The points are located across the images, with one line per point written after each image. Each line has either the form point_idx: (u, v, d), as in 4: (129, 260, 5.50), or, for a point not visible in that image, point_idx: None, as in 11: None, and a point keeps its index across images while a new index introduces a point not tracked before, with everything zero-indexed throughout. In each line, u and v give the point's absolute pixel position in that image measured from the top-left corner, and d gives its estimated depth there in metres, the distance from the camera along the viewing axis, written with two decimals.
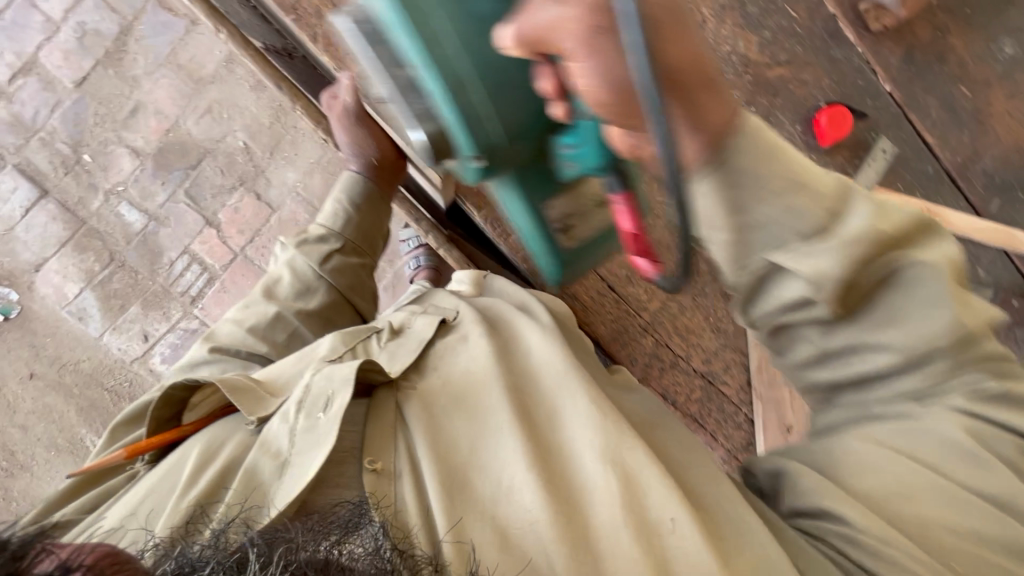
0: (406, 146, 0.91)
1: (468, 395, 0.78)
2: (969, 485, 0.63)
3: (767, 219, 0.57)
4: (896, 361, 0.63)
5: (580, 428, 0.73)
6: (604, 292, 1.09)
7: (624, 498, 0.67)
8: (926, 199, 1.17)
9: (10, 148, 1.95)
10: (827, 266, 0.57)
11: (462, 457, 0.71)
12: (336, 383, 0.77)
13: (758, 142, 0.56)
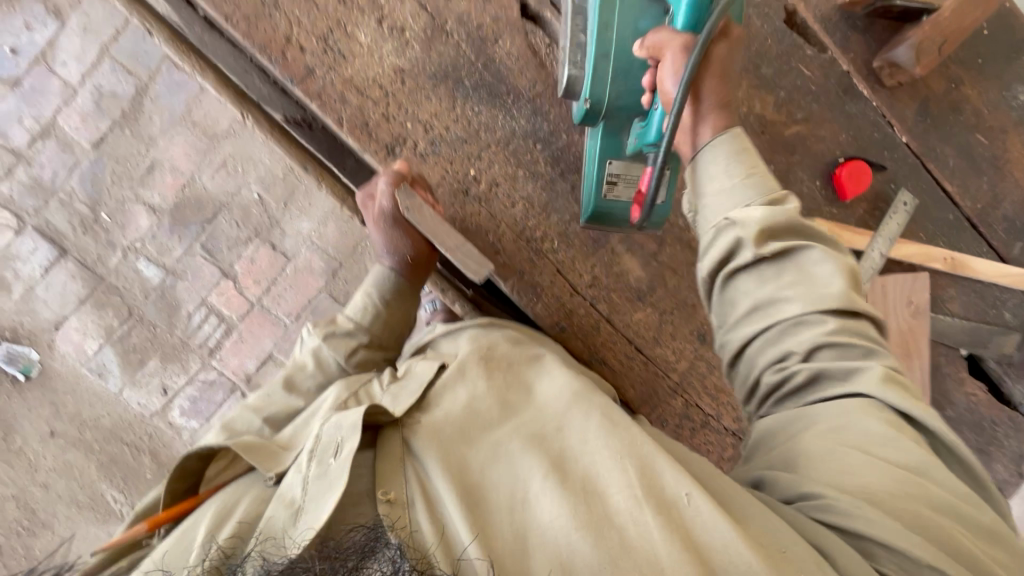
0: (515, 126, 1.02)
1: (473, 416, 0.75)
2: (899, 460, 0.60)
3: (716, 188, 0.73)
4: (809, 318, 0.67)
5: (598, 439, 0.69)
6: (633, 354, 1.09)
7: (657, 500, 0.62)
8: (949, 247, 1.17)
9: (30, 210, 1.97)
10: (755, 215, 0.69)
11: (478, 475, 0.67)
12: (346, 429, 0.72)
13: (737, 145, 0.75)
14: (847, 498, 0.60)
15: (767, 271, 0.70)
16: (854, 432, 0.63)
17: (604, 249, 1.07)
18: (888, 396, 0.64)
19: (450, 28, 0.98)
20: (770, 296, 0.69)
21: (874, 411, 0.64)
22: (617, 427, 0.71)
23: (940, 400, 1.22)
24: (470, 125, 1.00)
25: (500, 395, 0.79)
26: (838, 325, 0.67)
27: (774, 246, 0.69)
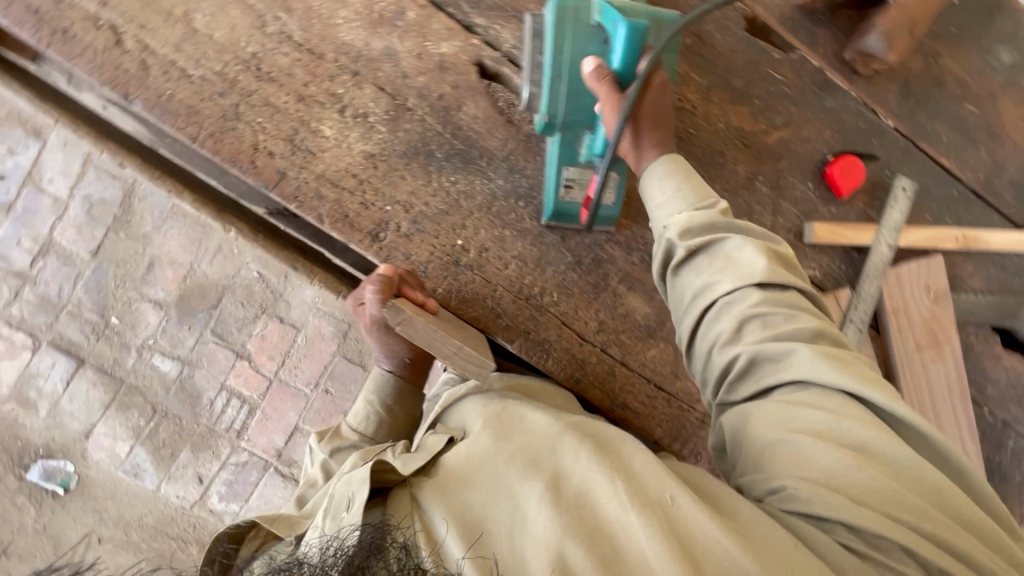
0: (478, 166, 1.00)
1: (470, 458, 0.78)
2: (852, 443, 0.67)
3: (657, 204, 0.85)
4: (746, 303, 0.75)
5: (586, 462, 0.72)
6: (653, 392, 1.07)
7: (646, 512, 0.66)
8: (959, 223, 1.12)
9: (42, 326, 2.01)
10: (683, 217, 0.81)
11: (473, 513, 0.70)
12: (354, 483, 0.81)
13: (674, 166, 0.85)
14: (812, 484, 0.66)
15: (708, 266, 0.79)
16: (809, 406, 0.69)
17: (605, 292, 1.05)
18: (837, 372, 0.69)
19: (412, 105, 0.97)
20: (708, 284, 0.78)
21: (824, 401, 0.69)
22: (609, 453, 0.74)
23: (980, 380, 1.18)
24: (449, 196, 1.00)
25: (495, 433, 0.81)
26: (774, 308, 0.75)
27: (701, 241, 0.79)
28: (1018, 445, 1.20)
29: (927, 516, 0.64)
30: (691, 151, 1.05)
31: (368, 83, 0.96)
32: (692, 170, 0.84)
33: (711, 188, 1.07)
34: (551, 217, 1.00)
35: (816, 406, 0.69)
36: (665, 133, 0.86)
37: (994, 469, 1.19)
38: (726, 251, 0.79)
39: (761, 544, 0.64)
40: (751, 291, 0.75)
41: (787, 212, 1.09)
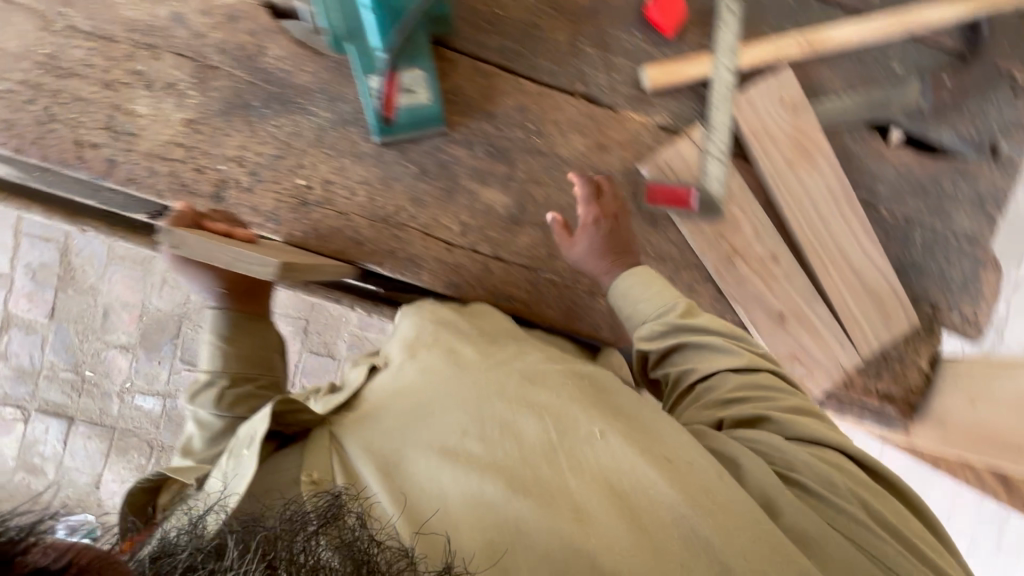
0: (299, 103, 1.01)
1: (403, 393, 0.88)
2: (803, 457, 0.82)
3: (634, 304, 1.00)
4: (727, 385, 0.92)
5: (510, 399, 0.83)
6: (535, 277, 1.07)
7: (568, 443, 0.78)
8: (801, 29, 1.10)
9: (27, 397, 2.10)
10: (689, 387, 0.96)
11: (403, 458, 0.78)
12: (256, 422, 0.84)
13: (643, 280, 1.00)
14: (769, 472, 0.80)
15: (682, 364, 0.98)
16: (780, 425, 0.86)
17: (461, 193, 1.05)
18: (790, 412, 0.87)
19: (216, 62, 0.99)
20: (679, 374, 0.98)
21: (799, 427, 0.85)
22: (531, 390, 0.84)
23: (869, 182, 1.16)
24: (279, 140, 1.01)
25: (422, 363, 0.91)
26: (740, 385, 0.91)
27: (702, 385, 0.95)
28: (926, 238, 1.18)
29: (858, 487, 0.80)
30: (507, 34, 1.06)
31: (166, 52, 0.98)
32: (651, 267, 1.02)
33: (538, 65, 1.07)
34: (381, 132, 1.01)
35: (818, 456, 0.82)
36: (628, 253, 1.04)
37: (908, 268, 1.18)
38: (737, 375, 0.92)
39: (664, 462, 0.77)
40: (724, 372, 0.93)
41: (621, 68, 1.08)
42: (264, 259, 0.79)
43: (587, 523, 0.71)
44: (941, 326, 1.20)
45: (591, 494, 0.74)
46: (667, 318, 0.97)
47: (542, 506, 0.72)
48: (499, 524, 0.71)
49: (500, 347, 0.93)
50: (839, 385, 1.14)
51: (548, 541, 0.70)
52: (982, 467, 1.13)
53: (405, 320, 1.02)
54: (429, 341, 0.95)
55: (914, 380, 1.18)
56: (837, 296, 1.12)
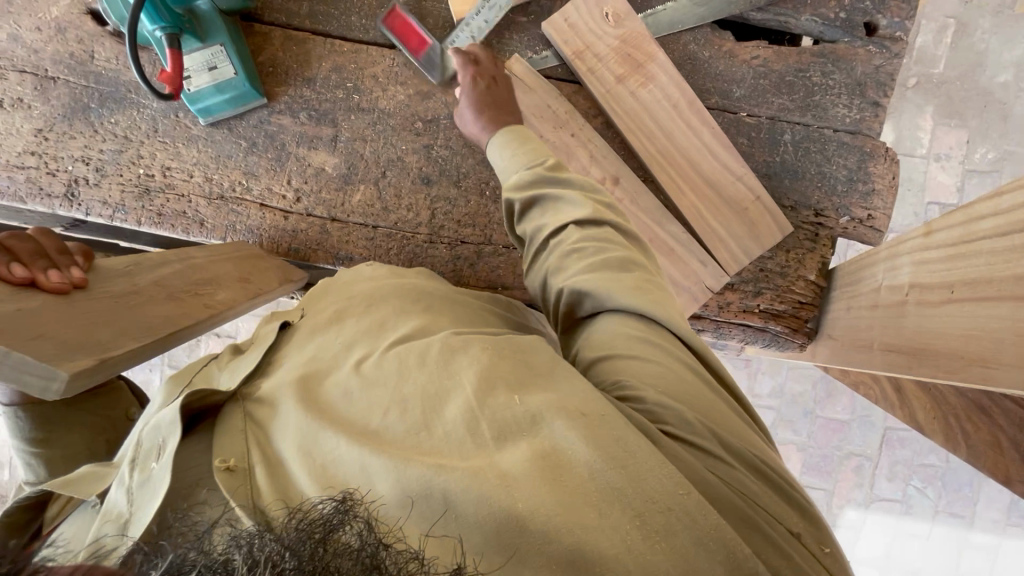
0: (128, 97, 1.08)
1: (326, 370, 0.68)
2: (703, 387, 0.65)
3: (502, 154, 0.91)
4: (589, 254, 0.75)
5: (434, 370, 0.61)
6: (373, 233, 1.08)
7: (501, 414, 0.56)
8: None
9: None
10: (540, 229, 0.81)
11: (326, 436, 0.58)
12: (166, 427, 0.62)
13: (515, 131, 0.93)
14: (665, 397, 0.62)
15: (539, 225, 0.82)
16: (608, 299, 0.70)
17: (290, 161, 1.08)
18: (659, 303, 0.70)
19: (53, 73, 1.08)
20: (536, 231, 0.82)
21: (678, 356, 0.67)
22: (455, 352, 0.64)
23: (720, 87, 1.08)
24: (116, 135, 1.08)
25: (344, 336, 0.73)
26: (584, 239, 0.76)
27: (553, 240, 0.79)
28: (800, 137, 1.08)
29: (723, 406, 0.64)
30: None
31: (10, 71, 1.08)
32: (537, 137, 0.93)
33: (350, 24, 1.08)
34: (201, 114, 1.05)
35: (675, 364, 0.66)
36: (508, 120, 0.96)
37: (780, 172, 1.08)
38: (587, 228, 0.77)
39: (586, 416, 0.55)
40: (571, 228, 0.78)
41: (432, 11, 1.07)
42: (50, 372, 0.49)
43: (512, 485, 0.51)
44: (831, 233, 1.08)
45: (523, 463, 0.52)
46: (535, 172, 0.85)
47: (475, 478, 0.51)
48: (452, 516, 0.51)
49: (427, 317, 0.75)
50: (710, 305, 1.09)
51: (493, 517, 0.49)
52: (884, 380, 1.01)
53: (326, 294, 0.85)
54: (361, 312, 0.77)
55: (803, 294, 1.08)
56: (691, 214, 1.05)
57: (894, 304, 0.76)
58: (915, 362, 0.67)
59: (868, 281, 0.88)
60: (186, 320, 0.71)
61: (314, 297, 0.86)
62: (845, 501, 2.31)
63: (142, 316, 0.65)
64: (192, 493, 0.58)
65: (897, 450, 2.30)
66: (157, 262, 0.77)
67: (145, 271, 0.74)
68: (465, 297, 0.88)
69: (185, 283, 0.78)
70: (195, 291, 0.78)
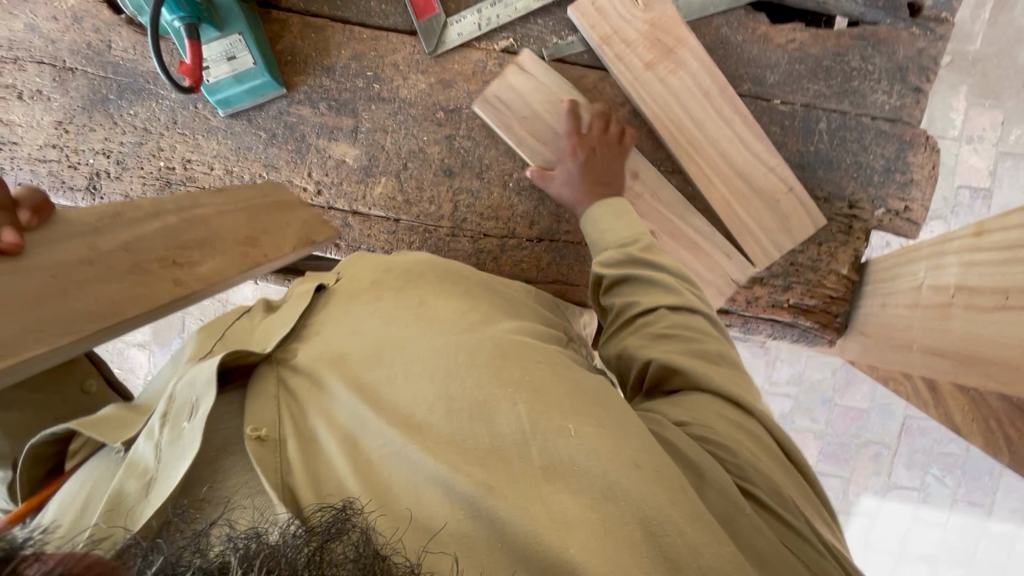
0: (147, 89, 1.06)
1: (368, 345, 0.67)
2: (777, 464, 0.65)
3: (596, 226, 0.92)
4: (681, 336, 0.75)
5: (485, 372, 0.61)
6: (396, 227, 1.07)
7: (550, 432, 0.56)
8: None
9: None
10: (628, 307, 0.82)
11: (371, 426, 0.57)
12: (200, 386, 0.58)
13: (607, 203, 0.93)
14: (745, 462, 0.62)
15: (627, 297, 0.83)
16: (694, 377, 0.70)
17: (309, 152, 1.06)
18: (746, 394, 0.71)
19: (72, 64, 1.07)
20: (623, 307, 0.83)
21: (754, 431, 0.67)
22: (511, 361, 0.63)
23: (753, 72, 1.04)
24: (136, 127, 1.07)
25: (383, 312, 0.72)
26: (674, 325, 0.77)
27: (641, 319, 0.80)
28: (836, 125, 1.03)
29: (784, 479, 0.64)
30: None
31: (29, 63, 1.07)
32: (625, 201, 0.94)
33: (369, 9, 1.05)
34: (221, 106, 1.03)
35: (754, 440, 0.66)
36: (606, 189, 0.96)
37: (813, 162, 1.04)
38: (678, 311, 0.78)
39: (643, 466, 0.55)
40: (663, 311, 0.79)
41: None
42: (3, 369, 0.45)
43: (555, 518, 0.50)
44: (865, 225, 1.04)
45: (573, 498, 0.52)
46: (627, 249, 0.86)
47: (530, 507, 0.51)
48: (483, 527, 0.50)
49: (471, 309, 0.74)
50: (738, 300, 1.07)
51: (529, 542, 0.49)
52: (916, 378, 0.99)
53: (359, 264, 0.86)
54: (397, 290, 0.77)
55: (835, 289, 1.05)
56: (721, 206, 1.01)
57: (939, 305, 0.73)
58: (964, 368, 0.65)
59: (908, 278, 0.85)
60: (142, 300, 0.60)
61: (350, 263, 0.86)
62: (861, 489, 2.31)
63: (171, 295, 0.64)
64: (218, 458, 0.55)
65: (917, 439, 2.28)
66: (156, 214, 0.68)
67: (125, 225, 0.64)
68: (499, 283, 0.88)
69: (171, 246, 0.67)
70: (176, 261, 0.67)
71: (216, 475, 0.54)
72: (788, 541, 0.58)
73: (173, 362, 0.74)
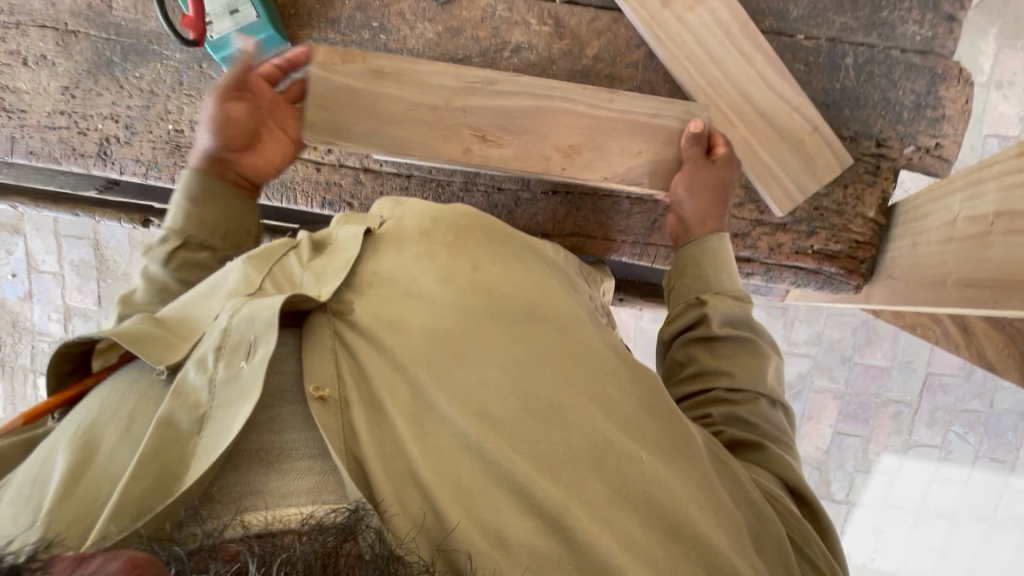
0: (150, 49, 1.05)
1: (432, 318, 0.64)
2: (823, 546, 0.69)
3: (695, 278, 0.91)
4: (767, 415, 0.78)
5: (559, 372, 0.62)
6: (408, 182, 1.06)
7: (623, 450, 0.59)
8: None
9: None
10: (709, 369, 0.82)
11: (443, 412, 0.58)
12: (260, 325, 0.57)
13: (706, 249, 0.92)
14: (807, 539, 0.67)
15: (716, 360, 0.83)
16: (773, 457, 0.74)
17: None
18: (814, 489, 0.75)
19: (73, 27, 1.05)
20: (709, 364, 0.83)
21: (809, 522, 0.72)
22: (582, 364, 0.64)
23: (775, 7, 0.99)
24: (142, 90, 1.06)
25: (441, 273, 0.68)
26: (759, 413, 0.78)
27: (732, 387, 0.80)
28: (863, 60, 0.99)
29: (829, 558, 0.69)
30: None
31: (31, 27, 1.05)
32: (726, 249, 0.93)
33: None
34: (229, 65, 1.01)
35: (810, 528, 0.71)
36: (722, 209, 0.94)
37: (840, 100, 0.99)
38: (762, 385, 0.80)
39: (707, 506, 0.60)
40: (753, 396, 0.79)
41: None
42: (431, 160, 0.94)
43: (614, 533, 0.55)
44: (894, 165, 1.01)
45: (640, 524, 0.56)
46: (742, 309, 0.87)
47: (603, 529, 0.55)
48: (547, 530, 0.54)
49: (532, 282, 0.71)
50: (760, 247, 1.04)
51: (592, 554, 0.53)
52: (947, 320, 0.97)
53: (408, 208, 0.79)
54: (449, 246, 0.72)
55: (860, 233, 1.02)
56: (744, 149, 0.98)
57: (974, 235, 0.71)
58: (1001, 297, 0.63)
59: (940, 213, 0.82)
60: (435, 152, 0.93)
61: (394, 205, 0.80)
62: (882, 448, 2.29)
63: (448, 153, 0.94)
64: (273, 404, 0.57)
65: (939, 396, 2.26)
66: (513, 95, 0.94)
67: (490, 97, 0.94)
68: (540, 244, 0.85)
69: (497, 124, 0.94)
70: (485, 137, 0.94)
71: (273, 424, 0.56)
72: None
73: (211, 277, 0.70)
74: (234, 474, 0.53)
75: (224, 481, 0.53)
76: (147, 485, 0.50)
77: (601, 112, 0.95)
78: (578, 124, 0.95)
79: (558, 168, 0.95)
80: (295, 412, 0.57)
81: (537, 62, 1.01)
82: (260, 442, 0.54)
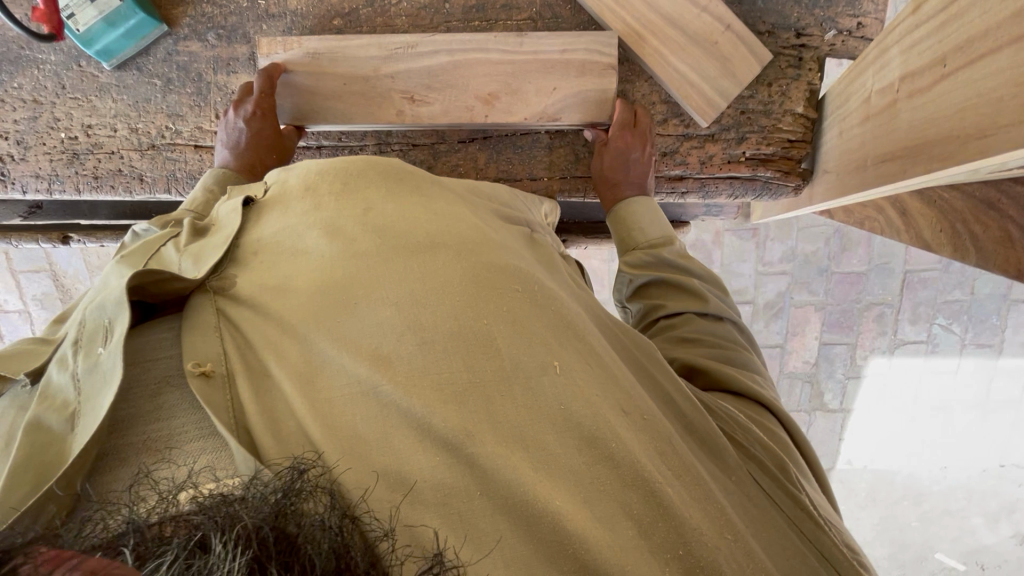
0: (22, 57, 0.99)
1: (325, 274, 0.58)
2: (765, 438, 0.67)
3: (626, 229, 0.93)
4: (716, 339, 0.78)
5: (457, 302, 0.56)
6: (319, 154, 1.01)
7: (529, 370, 0.54)
8: None
9: None
10: (652, 312, 0.84)
11: (337, 365, 0.53)
12: (112, 306, 0.54)
13: (633, 206, 0.93)
14: (744, 435, 0.65)
15: (655, 299, 0.85)
16: (722, 373, 0.73)
17: (209, 92, 0.99)
18: (764, 395, 0.73)
19: None
20: (649, 305, 0.85)
21: (762, 416, 0.71)
22: (488, 288, 0.57)
23: None
24: (25, 101, 1.00)
25: (329, 224, 0.62)
26: (700, 328, 0.79)
27: (675, 319, 0.81)
28: None
29: (777, 446, 0.67)
30: None
31: None
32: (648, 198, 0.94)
33: None
34: (107, 58, 0.96)
35: (768, 431, 0.69)
36: (625, 189, 0.94)
37: None
38: (705, 309, 0.80)
39: (631, 414, 0.55)
40: (689, 316, 0.80)
41: None
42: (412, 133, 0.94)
43: (526, 457, 0.50)
44: (819, 54, 0.96)
45: (558, 440, 0.52)
46: (659, 251, 0.88)
47: (514, 451, 0.50)
48: (456, 464, 0.49)
49: (434, 214, 0.64)
50: (691, 163, 1.00)
51: (502, 483, 0.49)
52: (889, 208, 0.93)
53: (296, 170, 0.70)
54: (338, 195, 0.65)
55: (792, 131, 0.98)
56: (656, 63, 0.93)
57: (884, 106, 0.67)
58: (909, 165, 0.60)
59: (858, 92, 0.78)
60: (371, 118, 0.93)
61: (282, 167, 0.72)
62: (869, 351, 2.29)
63: (382, 119, 0.93)
64: (159, 394, 0.52)
65: (920, 291, 2.25)
66: (433, 53, 0.91)
67: (413, 58, 0.92)
68: (463, 180, 0.78)
69: (422, 83, 0.92)
70: (413, 97, 0.92)
71: (160, 412, 0.52)
72: (769, 494, 0.62)
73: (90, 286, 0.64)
74: (117, 468, 0.49)
75: (106, 482, 0.49)
76: (23, 490, 0.47)
77: (517, 56, 0.91)
78: (495, 71, 0.91)
79: (481, 117, 0.93)
80: (181, 398, 0.52)
81: (428, 4, 0.95)
82: (147, 432, 0.50)
